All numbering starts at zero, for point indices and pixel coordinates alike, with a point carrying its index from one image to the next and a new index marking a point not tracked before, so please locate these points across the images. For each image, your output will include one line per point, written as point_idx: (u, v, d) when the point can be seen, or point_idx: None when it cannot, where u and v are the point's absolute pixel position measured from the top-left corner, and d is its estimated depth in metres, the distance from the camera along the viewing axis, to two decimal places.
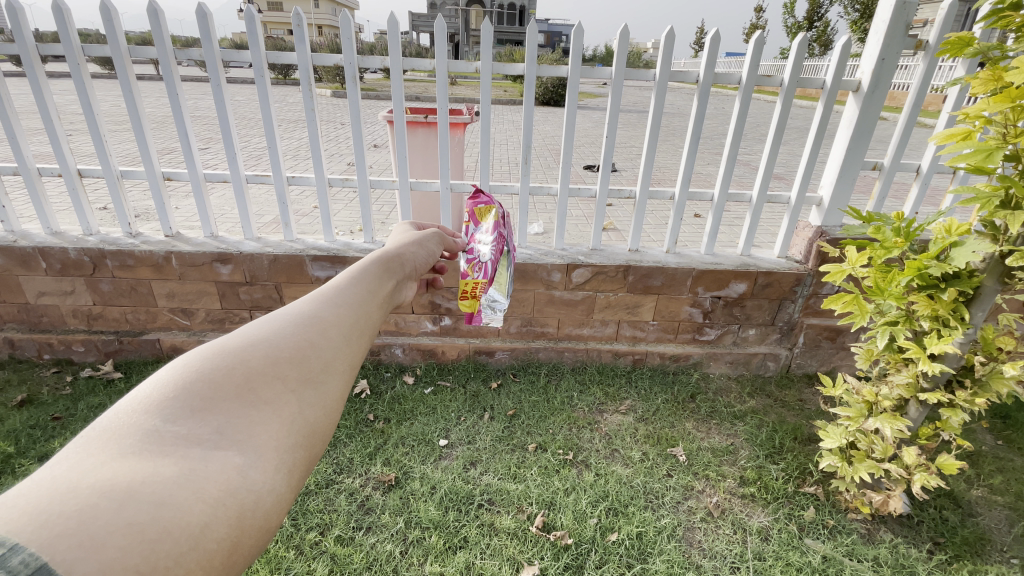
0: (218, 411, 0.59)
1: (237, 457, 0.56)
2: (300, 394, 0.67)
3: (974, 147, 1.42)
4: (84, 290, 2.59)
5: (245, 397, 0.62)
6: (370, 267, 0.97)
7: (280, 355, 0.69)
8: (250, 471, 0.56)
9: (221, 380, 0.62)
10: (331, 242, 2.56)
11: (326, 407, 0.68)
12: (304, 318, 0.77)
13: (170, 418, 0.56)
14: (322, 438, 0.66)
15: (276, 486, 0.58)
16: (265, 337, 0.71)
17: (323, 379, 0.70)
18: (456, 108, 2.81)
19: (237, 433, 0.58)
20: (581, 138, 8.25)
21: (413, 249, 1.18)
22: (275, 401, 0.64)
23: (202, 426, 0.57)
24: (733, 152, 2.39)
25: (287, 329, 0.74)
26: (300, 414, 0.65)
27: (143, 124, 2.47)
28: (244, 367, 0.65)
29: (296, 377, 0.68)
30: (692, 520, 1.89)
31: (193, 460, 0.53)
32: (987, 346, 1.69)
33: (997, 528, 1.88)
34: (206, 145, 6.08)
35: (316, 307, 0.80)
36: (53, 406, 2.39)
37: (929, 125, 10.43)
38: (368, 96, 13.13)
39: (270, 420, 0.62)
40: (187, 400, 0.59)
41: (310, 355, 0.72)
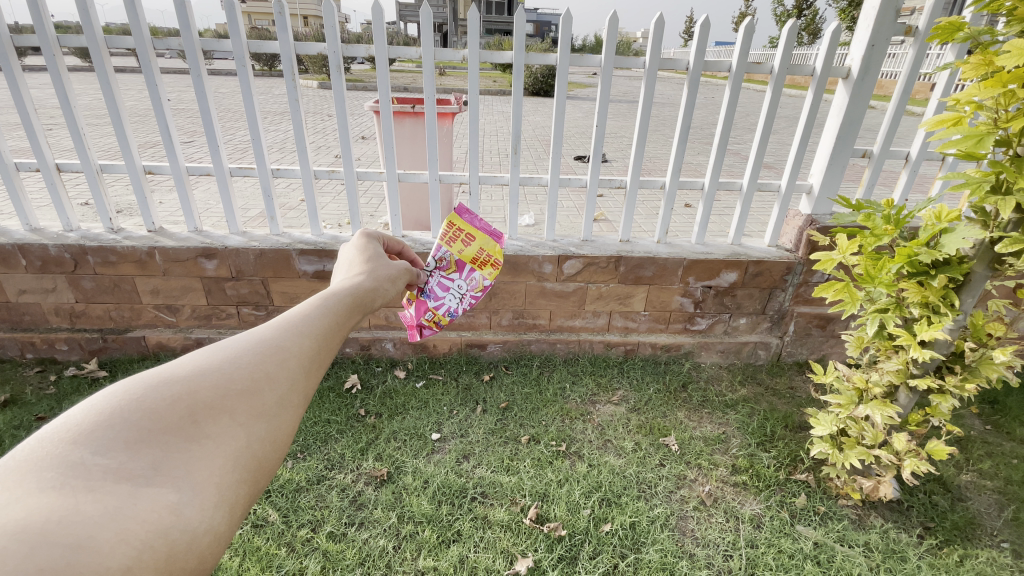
0: (155, 444, 0.57)
1: (172, 494, 0.54)
2: (249, 427, 0.65)
3: (964, 132, 1.42)
4: (66, 287, 2.53)
5: (187, 429, 0.60)
6: (339, 296, 0.96)
7: (231, 384, 0.68)
8: (185, 510, 0.54)
9: (164, 411, 0.60)
10: (319, 235, 2.52)
11: (275, 442, 0.67)
12: (263, 346, 0.75)
13: (101, 451, 0.54)
14: (267, 472, 0.65)
15: (214, 525, 0.57)
16: (218, 363, 0.69)
17: (274, 414, 0.69)
18: (443, 98, 2.76)
19: (174, 469, 0.56)
20: (571, 128, 8.20)
21: (387, 275, 1.17)
22: (220, 435, 0.62)
23: (135, 460, 0.55)
24: (723, 140, 2.38)
25: (243, 357, 0.72)
26: (246, 449, 0.64)
27: (123, 117, 2.41)
28: (190, 398, 0.63)
29: (245, 409, 0.66)
30: (684, 509, 1.90)
31: (122, 498, 0.51)
32: (977, 332, 1.70)
33: (987, 512, 1.90)
34: (189, 138, 5.96)
35: (277, 335, 0.79)
36: (37, 406, 2.34)
37: (917, 114, 10.52)
38: (355, 88, 12.95)
39: (212, 455, 0.60)
40: (122, 432, 0.56)
41: (264, 387, 0.70)
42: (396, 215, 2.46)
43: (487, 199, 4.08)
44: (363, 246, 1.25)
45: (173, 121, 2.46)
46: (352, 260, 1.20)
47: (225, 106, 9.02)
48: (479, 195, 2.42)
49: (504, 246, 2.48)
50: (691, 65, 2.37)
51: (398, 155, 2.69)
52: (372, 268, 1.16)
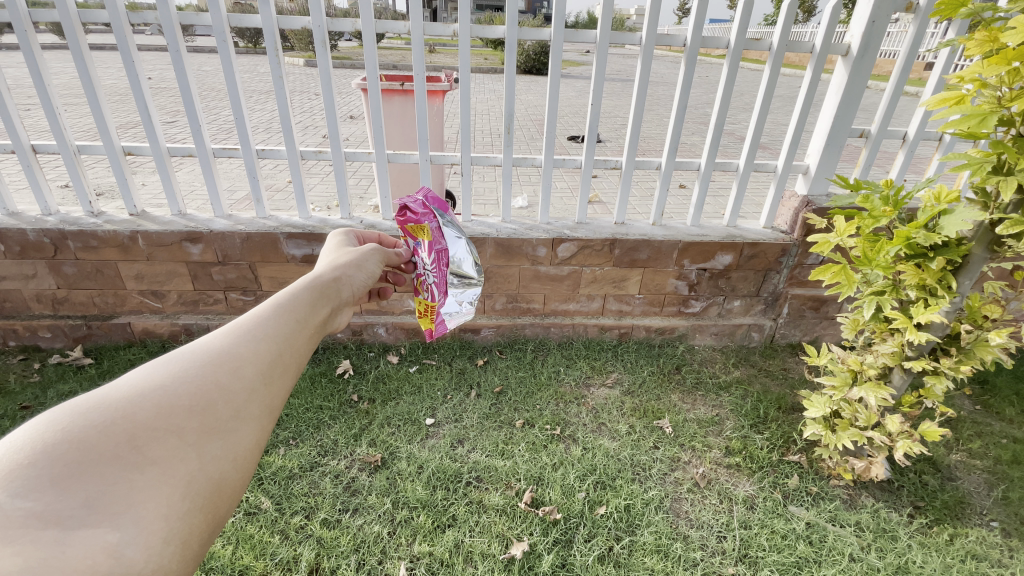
0: (89, 479, 0.55)
1: (111, 534, 0.52)
2: (200, 447, 0.64)
3: (966, 112, 1.38)
4: (46, 273, 2.46)
5: (127, 457, 0.58)
6: (300, 294, 0.96)
7: (178, 402, 0.66)
8: (128, 550, 0.52)
9: (99, 440, 0.57)
10: (307, 219, 2.45)
11: (231, 461, 0.67)
12: (213, 359, 0.74)
13: (20, 491, 0.50)
14: (224, 496, 0.65)
15: (162, 563, 0.56)
16: (162, 380, 0.67)
17: (229, 429, 0.69)
18: (433, 76, 2.67)
19: (112, 505, 0.54)
20: (565, 107, 8.06)
21: (352, 268, 1.17)
22: (167, 459, 0.61)
23: (65, 499, 0.52)
24: (720, 120, 2.32)
25: (191, 370, 0.71)
26: (199, 473, 0.62)
27: (100, 96, 2.30)
28: (129, 422, 0.61)
29: (196, 427, 0.65)
30: (679, 491, 1.91)
31: (50, 545, 0.48)
32: (973, 314, 1.70)
33: (976, 491, 1.93)
34: (172, 119, 5.78)
35: (228, 343, 0.78)
36: (21, 395, 2.30)
37: (913, 93, 10.47)
38: (344, 65, 12.62)
39: (159, 483, 0.58)
40: (49, 468, 0.53)
41: (215, 401, 0.69)
42: (386, 197, 2.41)
43: (480, 180, 4.01)
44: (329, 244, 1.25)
45: (152, 100, 2.36)
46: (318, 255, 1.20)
47: (210, 85, 8.78)
48: (471, 176, 2.36)
49: (497, 229, 2.44)
50: (689, 41, 2.30)
51: (387, 135, 2.62)
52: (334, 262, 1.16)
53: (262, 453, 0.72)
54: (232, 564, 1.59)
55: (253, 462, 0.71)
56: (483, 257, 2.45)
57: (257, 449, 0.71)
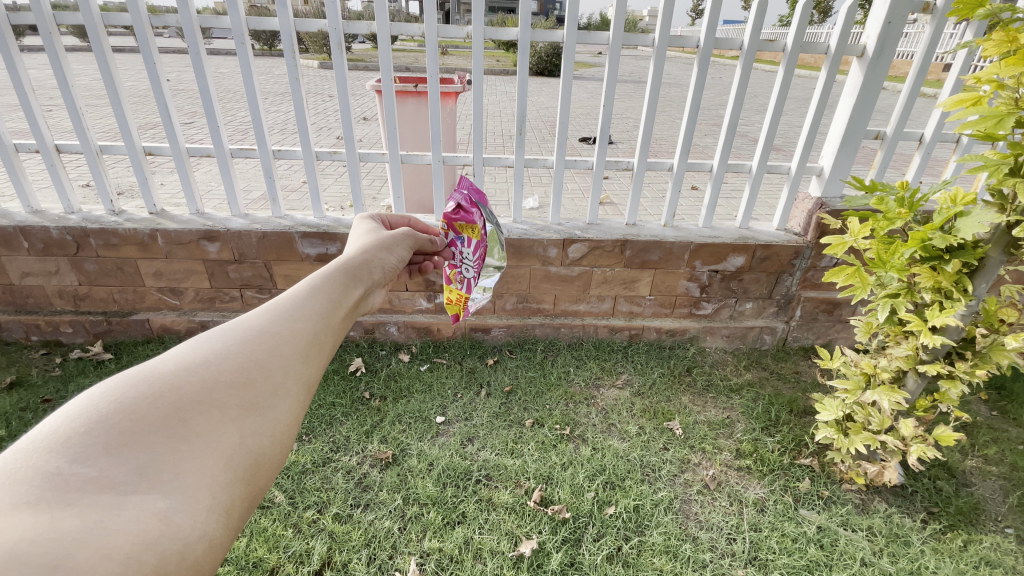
0: (140, 447, 0.57)
1: (161, 501, 0.55)
2: (240, 422, 0.66)
3: (983, 113, 1.37)
4: (69, 270, 2.52)
5: (174, 428, 0.60)
6: (331, 276, 0.98)
7: (220, 379, 0.68)
8: (175, 516, 0.55)
9: (147, 411, 0.60)
10: (322, 218, 2.49)
11: (271, 435, 0.69)
12: (252, 337, 0.76)
13: (78, 458, 0.54)
14: (265, 471, 0.67)
15: (207, 530, 0.57)
16: (205, 358, 0.70)
17: (268, 404, 0.70)
18: (446, 77, 2.70)
19: (161, 472, 0.57)
20: (577, 109, 8.07)
21: (381, 251, 1.19)
22: (210, 432, 0.63)
23: (118, 466, 0.55)
24: (733, 121, 2.31)
25: (232, 347, 0.73)
26: (239, 446, 0.64)
27: (121, 97, 2.36)
28: (175, 395, 0.63)
29: (236, 403, 0.67)
30: (688, 493, 1.91)
31: (105, 509, 0.51)
32: (989, 318, 1.68)
33: (991, 497, 1.91)
34: (190, 119, 5.90)
35: (265, 322, 0.80)
36: (43, 388, 2.36)
37: (930, 95, 10.33)
38: (357, 67, 12.75)
39: (203, 454, 0.61)
40: (102, 438, 0.56)
41: (255, 379, 0.71)
42: (398, 198, 2.43)
43: (492, 181, 4.04)
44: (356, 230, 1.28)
45: (172, 101, 2.41)
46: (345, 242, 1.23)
47: (226, 87, 8.91)
48: (483, 176, 2.37)
49: (508, 230, 2.45)
50: (702, 42, 2.29)
51: (401, 136, 2.65)
52: (364, 245, 1.18)
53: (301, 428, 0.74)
54: (246, 556, 1.62)
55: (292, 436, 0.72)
56: None
57: (296, 424, 0.73)
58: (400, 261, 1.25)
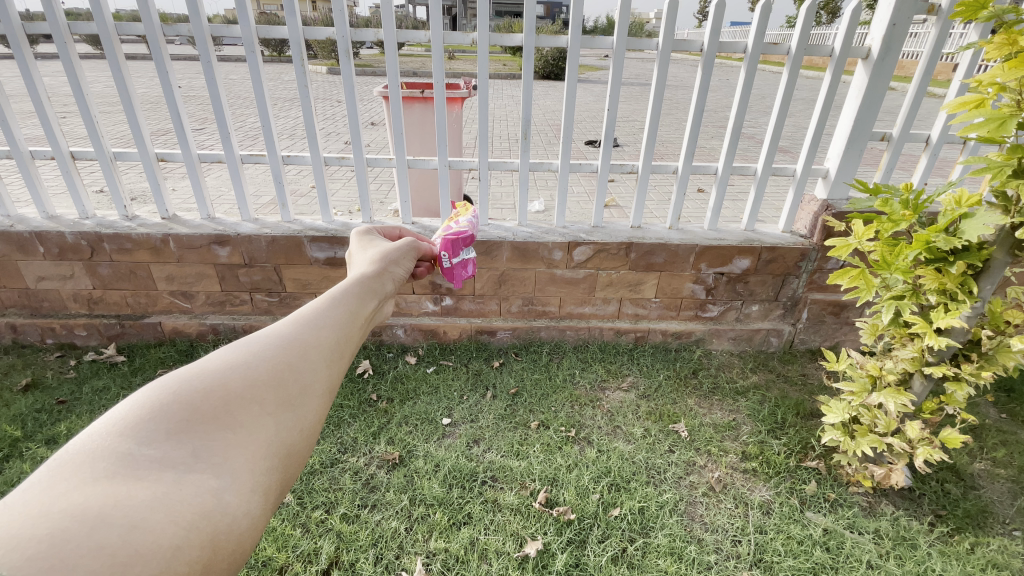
0: (194, 434, 0.60)
1: (213, 481, 0.57)
2: (278, 417, 0.68)
3: (985, 115, 1.37)
4: (83, 274, 2.58)
5: (221, 419, 0.63)
6: (352, 286, 1.00)
7: (260, 375, 0.70)
8: (225, 495, 0.57)
9: (199, 402, 0.62)
10: (330, 222, 2.52)
11: (303, 430, 0.70)
12: (286, 339, 0.78)
13: (145, 441, 0.57)
14: (296, 462, 0.68)
15: (252, 509, 0.59)
16: (245, 356, 0.72)
17: (301, 403, 0.72)
18: (452, 82, 2.73)
19: (212, 457, 0.59)
20: (582, 112, 8.09)
21: (392, 265, 1.20)
22: (252, 423, 0.65)
23: (178, 449, 0.57)
24: (738, 123, 2.32)
25: (270, 347, 0.75)
26: (277, 438, 0.66)
27: (135, 104, 2.41)
28: (223, 389, 0.65)
29: (274, 398, 0.69)
30: (694, 495, 1.91)
31: (168, 484, 0.54)
32: (995, 319, 1.67)
33: (999, 500, 1.89)
34: (200, 126, 5.99)
35: (296, 327, 0.81)
36: (58, 390, 2.41)
37: (939, 95, 10.24)
38: (364, 72, 12.87)
39: (247, 443, 0.63)
40: (161, 425, 0.59)
41: (290, 378, 0.73)
42: (405, 202, 2.46)
43: (498, 185, 4.07)
44: (361, 244, 1.29)
45: (184, 107, 2.45)
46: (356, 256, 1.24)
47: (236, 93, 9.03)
48: (489, 181, 2.40)
49: (514, 233, 2.48)
50: (705, 46, 2.30)
51: (407, 141, 2.68)
52: (378, 257, 1.19)
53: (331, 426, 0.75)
54: (255, 555, 1.65)
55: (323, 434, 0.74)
56: (499, 260, 2.50)
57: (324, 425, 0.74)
58: (407, 275, 1.26)
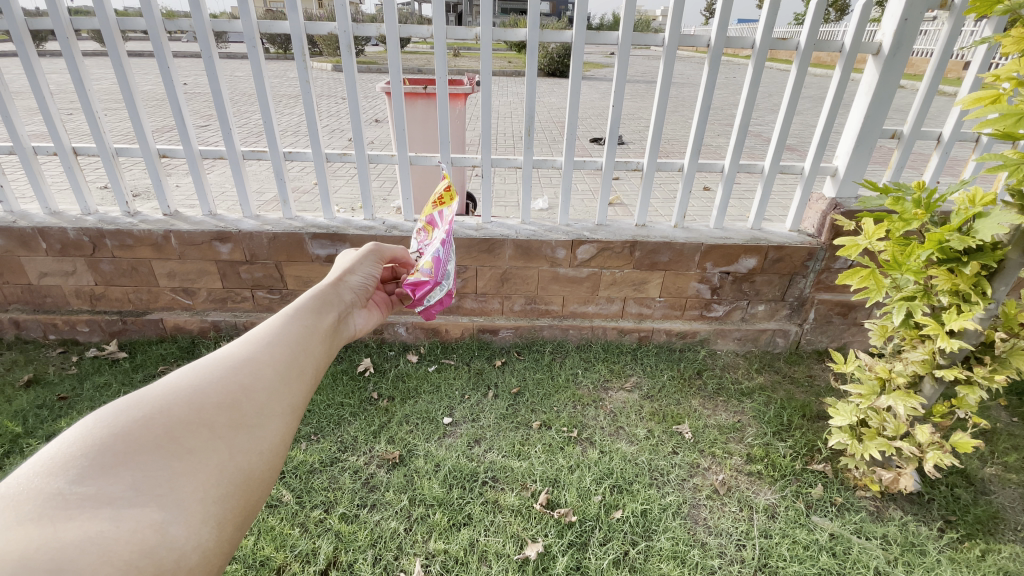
0: (135, 465, 0.59)
1: (157, 513, 0.56)
2: (230, 440, 0.68)
3: (1002, 111, 1.33)
4: (85, 270, 2.57)
5: (166, 447, 0.62)
6: (310, 302, 1.01)
7: (207, 400, 0.71)
8: (171, 528, 0.56)
9: (140, 431, 0.62)
10: (331, 219, 2.50)
11: (257, 453, 0.70)
12: (235, 362, 0.79)
13: (76, 479, 0.55)
14: (253, 485, 0.68)
15: (202, 541, 0.59)
16: (191, 382, 0.72)
17: (253, 425, 0.72)
18: (456, 78, 2.70)
19: (156, 488, 0.58)
20: (587, 109, 8.03)
21: (353, 279, 1.22)
22: (201, 449, 0.65)
23: (116, 482, 0.57)
24: (745, 121, 2.28)
25: (218, 373, 0.76)
26: (230, 462, 0.66)
27: (137, 100, 2.40)
28: (166, 416, 0.65)
29: (223, 423, 0.69)
30: (697, 498, 1.88)
31: (104, 522, 0.53)
32: (1009, 322, 1.63)
33: (1011, 506, 1.85)
34: (205, 123, 6.00)
35: (247, 350, 0.83)
36: (59, 386, 2.41)
37: (951, 93, 10.08)
38: (369, 69, 12.84)
39: (196, 469, 0.63)
40: (97, 460, 0.58)
41: (239, 400, 0.74)
42: (407, 198, 2.44)
43: (502, 183, 4.04)
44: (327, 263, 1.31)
45: (186, 103, 2.44)
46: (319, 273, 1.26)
47: (241, 90, 9.04)
48: (491, 178, 2.36)
49: (516, 231, 2.45)
50: (712, 41, 2.26)
51: (410, 137, 2.66)
52: (342, 272, 1.21)
53: (286, 447, 0.76)
54: (253, 555, 1.63)
55: (279, 454, 0.74)
56: (502, 258, 2.47)
57: (280, 443, 0.75)
58: (373, 287, 1.28)
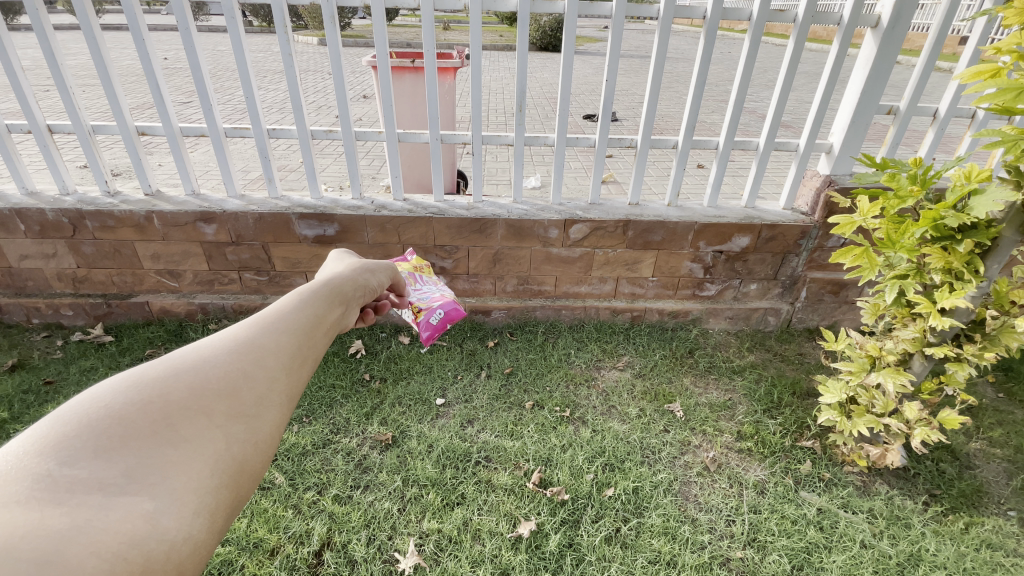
0: (129, 451, 0.57)
1: (148, 503, 0.54)
2: (228, 429, 0.66)
3: (1001, 85, 1.30)
4: (66, 252, 2.51)
5: (162, 434, 0.60)
6: (316, 289, 0.99)
7: (208, 385, 0.68)
8: (161, 519, 0.54)
9: (136, 416, 0.60)
10: (319, 199, 2.45)
11: (255, 443, 0.68)
12: (238, 346, 0.77)
13: (67, 461, 0.53)
14: (248, 476, 0.65)
15: (193, 533, 0.56)
16: (192, 365, 0.70)
17: (252, 414, 0.70)
18: (445, 52, 2.61)
19: (148, 476, 0.56)
20: (580, 85, 7.88)
21: (366, 273, 1.20)
22: (197, 437, 0.62)
23: (108, 467, 0.54)
24: (741, 96, 2.23)
25: (220, 356, 0.74)
26: (226, 452, 0.64)
27: (112, 75, 2.30)
28: (164, 400, 0.63)
29: (223, 410, 0.67)
30: (688, 475, 1.90)
31: (92, 509, 0.50)
32: (1000, 300, 1.63)
33: (994, 480, 1.89)
34: (187, 99, 5.82)
35: (251, 334, 0.80)
36: (45, 370, 2.37)
37: (946, 69, 9.99)
38: (358, 43, 12.50)
39: (191, 458, 0.60)
40: (92, 443, 0.56)
41: (240, 386, 0.71)
42: (397, 177, 2.38)
43: (493, 161, 3.98)
44: (338, 256, 1.30)
45: (164, 78, 2.34)
46: (329, 265, 1.24)
47: (226, 65, 8.79)
48: (482, 155, 2.31)
49: (509, 210, 2.41)
50: (709, 13, 2.19)
51: (398, 114, 2.58)
52: (352, 265, 1.19)
53: (283, 439, 0.73)
54: (247, 536, 1.63)
55: (277, 447, 0.72)
56: (494, 238, 2.44)
57: (277, 436, 0.72)
58: (382, 283, 1.26)
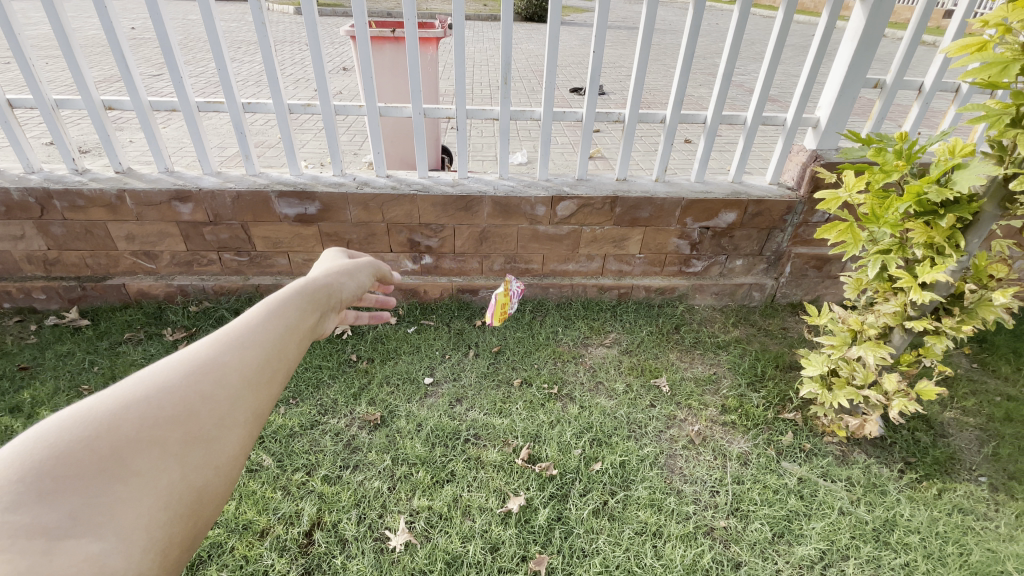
0: (70, 490, 0.45)
1: (96, 541, 0.43)
2: (188, 456, 0.54)
3: (986, 59, 1.30)
4: (35, 234, 2.41)
5: (109, 466, 0.48)
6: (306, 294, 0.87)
7: (170, 406, 0.56)
8: (112, 558, 0.43)
9: (82, 448, 0.48)
10: (298, 176, 2.38)
11: (218, 470, 0.56)
12: (208, 362, 0.64)
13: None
14: (209, 506, 0.54)
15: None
16: (151, 383, 0.58)
17: (220, 436, 0.58)
18: (426, 22, 2.52)
19: (96, 514, 0.45)
20: (567, 57, 7.71)
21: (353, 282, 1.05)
22: (154, 467, 0.51)
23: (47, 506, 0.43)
24: (730, 69, 2.20)
25: (190, 372, 0.62)
26: (185, 482, 0.53)
27: (74, 45, 2.18)
28: (115, 431, 0.51)
29: (185, 434, 0.55)
30: (673, 448, 1.94)
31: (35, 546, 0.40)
32: (979, 273, 1.68)
33: (966, 447, 1.97)
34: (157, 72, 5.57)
35: (227, 346, 0.68)
36: (19, 356, 2.31)
37: (930, 43, 10.00)
38: (336, 12, 12.04)
39: (147, 492, 0.49)
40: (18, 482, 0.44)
41: (207, 407, 0.59)
42: (379, 153, 2.32)
43: (478, 136, 3.90)
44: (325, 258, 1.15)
45: (130, 49, 2.22)
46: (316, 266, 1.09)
47: (198, 36, 8.41)
48: (467, 130, 2.25)
49: (495, 187, 2.37)
50: None
51: (379, 88, 2.50)
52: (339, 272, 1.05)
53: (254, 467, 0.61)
54: (235, 518, 1.63)
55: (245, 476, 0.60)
56: (480, 216, 2.40)
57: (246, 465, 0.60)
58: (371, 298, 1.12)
